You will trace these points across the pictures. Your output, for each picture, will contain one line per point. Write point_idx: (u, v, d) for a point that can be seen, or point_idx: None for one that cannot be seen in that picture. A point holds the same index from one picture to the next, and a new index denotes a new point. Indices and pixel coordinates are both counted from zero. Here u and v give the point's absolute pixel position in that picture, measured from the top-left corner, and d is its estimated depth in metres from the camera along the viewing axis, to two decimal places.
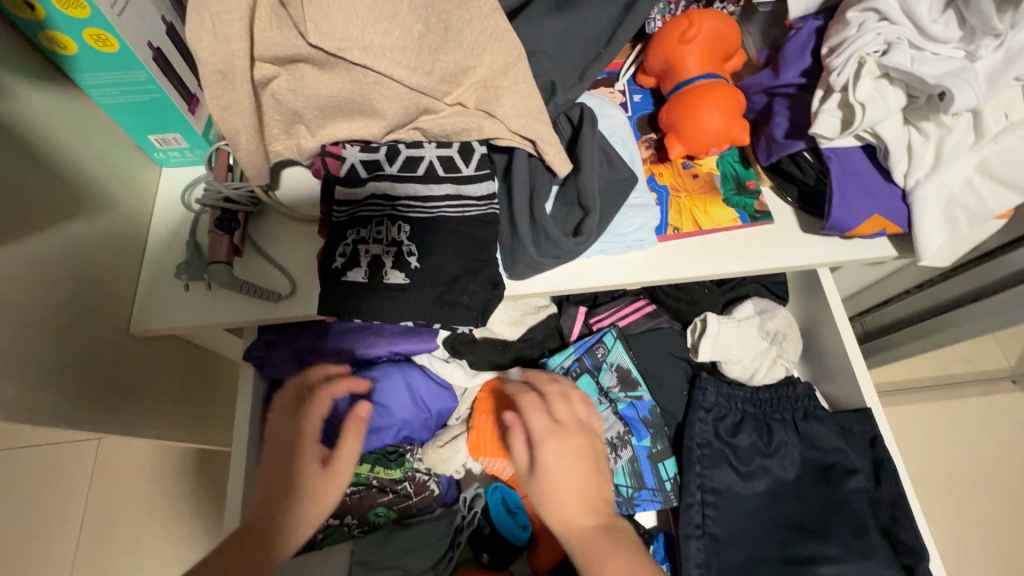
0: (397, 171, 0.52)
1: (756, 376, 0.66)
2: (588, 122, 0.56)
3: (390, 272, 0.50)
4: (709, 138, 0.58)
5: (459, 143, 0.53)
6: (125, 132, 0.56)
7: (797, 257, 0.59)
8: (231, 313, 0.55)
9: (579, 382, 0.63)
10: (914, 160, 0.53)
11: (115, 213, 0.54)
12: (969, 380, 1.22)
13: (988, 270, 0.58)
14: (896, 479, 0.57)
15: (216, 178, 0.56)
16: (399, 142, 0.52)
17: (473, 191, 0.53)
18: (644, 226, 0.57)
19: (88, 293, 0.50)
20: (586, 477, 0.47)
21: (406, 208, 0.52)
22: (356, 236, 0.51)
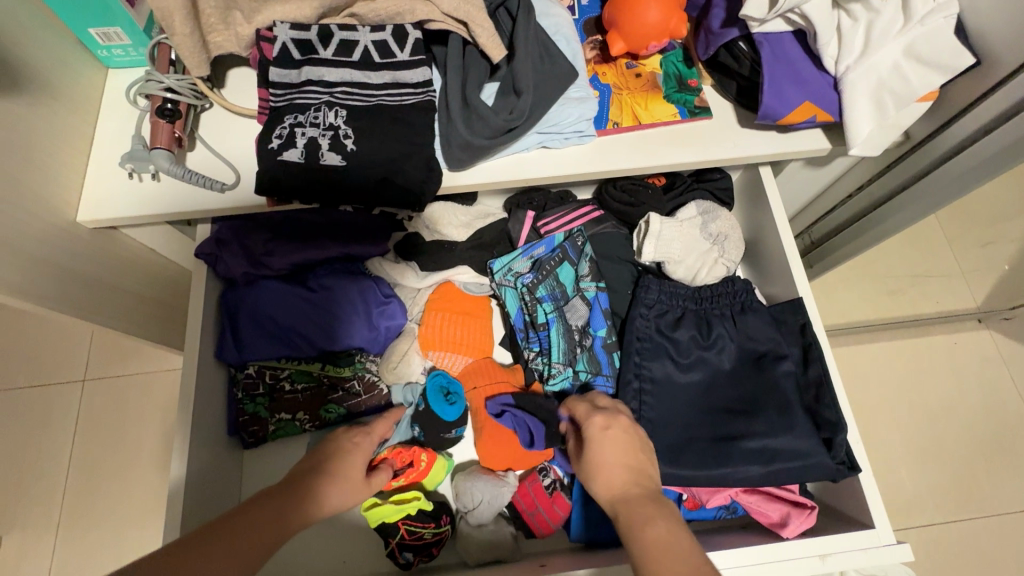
0: (332, 56, 0.53)
1: (699, 276, 0.68)
2: (525, 13, 0.56)
3: (327, 154, 0.51)
4: (648, 32, 0.59)
5: (393, 27, 0.53)
6: (65, 26, 0.56)
7: (733, 150, 0.60)
8: (181, 203, 0.57)
9: (560, 268, 0.64)
10: (844, 44, 0.53)
11: (55, 101, 0.55)
12: (936, 319, 1.23)
13: (916, 162, 0.60)
14: (822, 361, 0.60)
15: (158, 70, 0.57)
16: (333, 26, 0.53)
17: (408, 77, 0.53)
18: (582, 118, 0.58)
19: (32, 174, 0.51)
20: (630, 451, 0.50)
21: (342, 93, 0.53)
22: (294, 120, 0.52)
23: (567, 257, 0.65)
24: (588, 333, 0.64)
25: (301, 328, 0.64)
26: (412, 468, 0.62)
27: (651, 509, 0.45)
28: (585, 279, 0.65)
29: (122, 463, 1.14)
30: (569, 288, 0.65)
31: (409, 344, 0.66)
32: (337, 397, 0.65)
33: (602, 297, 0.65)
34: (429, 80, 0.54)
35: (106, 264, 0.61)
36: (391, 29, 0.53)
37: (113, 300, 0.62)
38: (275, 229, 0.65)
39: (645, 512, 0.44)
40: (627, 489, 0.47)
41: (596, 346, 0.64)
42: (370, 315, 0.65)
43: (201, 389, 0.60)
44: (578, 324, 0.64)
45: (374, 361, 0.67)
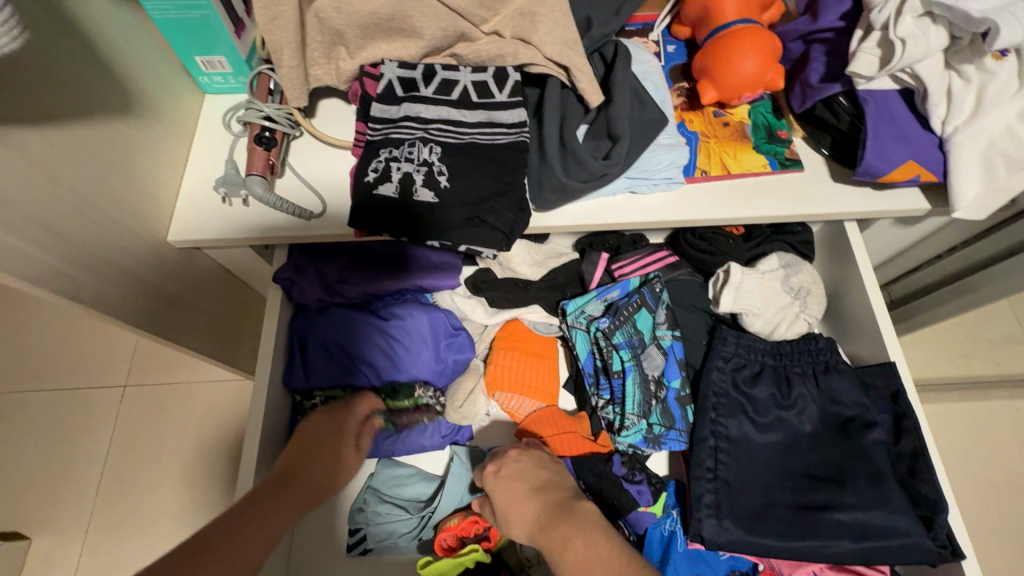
0: (432, 94, 0.53)
1: (777, 331, 0.65)
2: (622, 59, 0.56)
3: (420, 189, 0.51)
4: (742, 82, 0.58)
5: (494, 69, 0.53)
6: (173, 53, 0.58)
7: (824, 205, 0.58)
8: (266, 229, 0.58)
9: (638, 314, 0.62)
10: (953, 106, 0.52)
11: (159, 124, 0.56)
12: None
13: (1021, 228, 0.58)
14: (917, 432, 0.56)
15: (257, 99, 0.58)
16: (436, 66, 0.54)
17: (505, 117, 0.53)
18: (672, 165, 0.57)
19: (135, 195, 0.52)
20: (527, 478, 0.51)
21: (438, 129, 0.53)
22: (389, 154, 0.52)
23: (646, 303, 0.63)
24: (662, 384, 0.62)
25: (367, 357, 0.63)
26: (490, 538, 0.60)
27: (568, 527, 0.45)
28: (661, 327, 0.64)
29: (156, 476, 1.13)
30: (646, 336, 0.63)
31: (475, 382, 0.64)
32: (395, 438, 0.64)
33: (676, 347, 0.63)
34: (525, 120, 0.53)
35: (186, 284, 0.61)
36: (491, 69, 0.53)
37: (187, 317, 0.63)
38: (352, 259, 0.65)
39: (562, 534, 0.45)
40: (537, 518, 0.48)
41: (670, 397, 0.62)
42: (438, 347, 0.64)
43: (268, 416, 0.60)
44: (654, 374, 0.62)
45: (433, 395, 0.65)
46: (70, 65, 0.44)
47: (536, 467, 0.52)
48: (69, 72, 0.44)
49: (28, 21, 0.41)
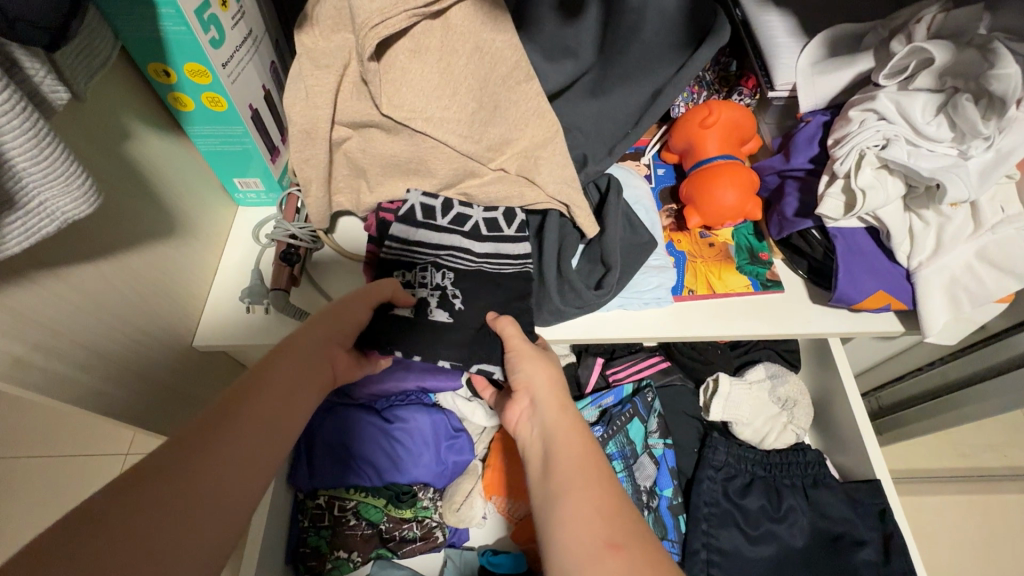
0: (447, 224, 0.60)
1: (767, 441, 0.67)
2: (614, 191, 0.62)
3: (435, 310, 0.56)
4: (724, 211, 0.64)
5: (504, 208, 0.60)
6: (214, 175, 0.65)
7: (805, 326, 0.62)
8: (283, 335, 0.62)
9: (630, 425, 0.65)
10: (916, 244, 0.57)
11: (196, 239, 0.62)
12: None
13: (992, 353, 0.61)
14: (905, 554, 0.58)
15: (285, 218, 0.64)
16: (453, 199, 0.61)
17: (512, 249, 0.59)
18: (661, 285, 0.62)
19: (168, 306, 0.57)
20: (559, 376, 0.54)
21: (448, 257, 0.58)
22: (403, 278, 0.58)
23: (638, 412, 0.66)
24: (655, 493, 0.64)
25: (372, 458, 0.66)
26: None
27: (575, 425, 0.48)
28: (653, 436, 0.66)
29: None
30: (638, 446, 0.65)
31: (473, 484, 0.66)
32: (393, 543, 0.66)
33: (669, 455, 0.66)
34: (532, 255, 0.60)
35: (202, 382, 0.65)
36: (501, 208, 0.60)
37: (198, 411, 0.66)
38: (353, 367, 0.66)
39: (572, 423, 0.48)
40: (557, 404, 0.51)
41: (663, 507, 0.64)
42: (440, 450, 0.67)
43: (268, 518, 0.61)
44: (646, 483, 0.64)
45: (433, 498, 0.68)
46: (128, 205, 0.50)
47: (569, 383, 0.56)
48: (127, 210, 0.50)
49: (100, 173, 0.47)
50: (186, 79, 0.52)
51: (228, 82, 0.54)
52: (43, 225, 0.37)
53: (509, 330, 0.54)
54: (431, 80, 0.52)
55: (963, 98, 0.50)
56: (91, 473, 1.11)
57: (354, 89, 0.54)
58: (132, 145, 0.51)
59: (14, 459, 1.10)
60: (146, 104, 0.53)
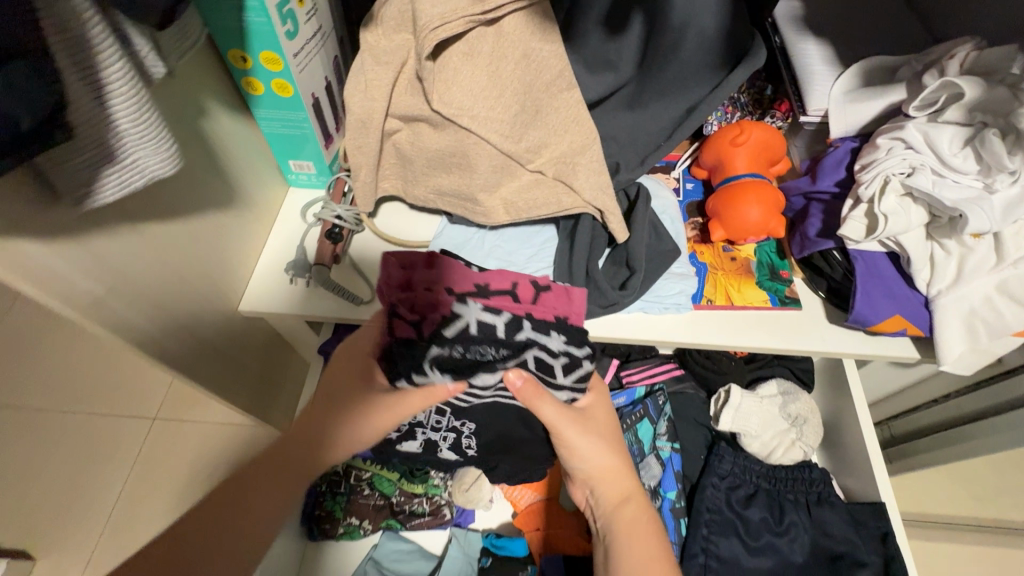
0: (488, 352, 0.47)
1: (773, 455, 0.68)
2: (642, 200, 0.66)
3: (445, 452, 0.62)
4: (748, 227, 0.66)
5: (557, 334, 0.48)
6: (272, 156, 0.70)
7: (820, 344, 0.64)
8: (320, 308, 0.66)
9: (639, 424, 0.68)
10: (936, 272, 0.58)
11: (250, 213, 0.67)
12: None
13: (1009, 388, 0.62)
14: None
15: (333, 200, 0.70)
16: (497, 316, 0.46)
17: (555, 393, 0.53)
18: (682, 292, 0.65)
19: (219, 274, 0.62)
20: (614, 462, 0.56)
21: (471, 405, 0.56)
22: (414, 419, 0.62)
23: (648, 413, 0.69)
24: (658, 493, 0.66)
25: None
26: None
27: (632, 517, 0.54)
28: (661, 438, 0.68)
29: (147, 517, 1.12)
30: (644, 445, 0.68)
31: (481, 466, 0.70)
32: (402, 516, 0.69)
33: (675, 459, 0.68)
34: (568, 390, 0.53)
35: (241, 347, 0.70)
36: (524, 339, 0.47)
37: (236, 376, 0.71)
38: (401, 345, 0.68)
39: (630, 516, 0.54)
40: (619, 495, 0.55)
41: (665, 508, 0.65)
42: None
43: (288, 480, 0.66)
44: (650, 482, 0.67)
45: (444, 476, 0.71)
46: (197, 177, 0.55)
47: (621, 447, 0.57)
48: (196, 181, 0.55)
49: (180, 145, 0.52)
50: (260, 66, 0.58)
51: (296, 71, 0.59)
52: (133, 180, 0.41)
53: (548, 416, 0.51)
54: (480, 81, 0.57)
55: (990, 133, 0.52)
56: (126, 433, 1.16)
57: (409, 84, 0.59)
58: (205, 121, 0.57)
59: (55, 413, 1.17)
60: (220, 83, 0.59)
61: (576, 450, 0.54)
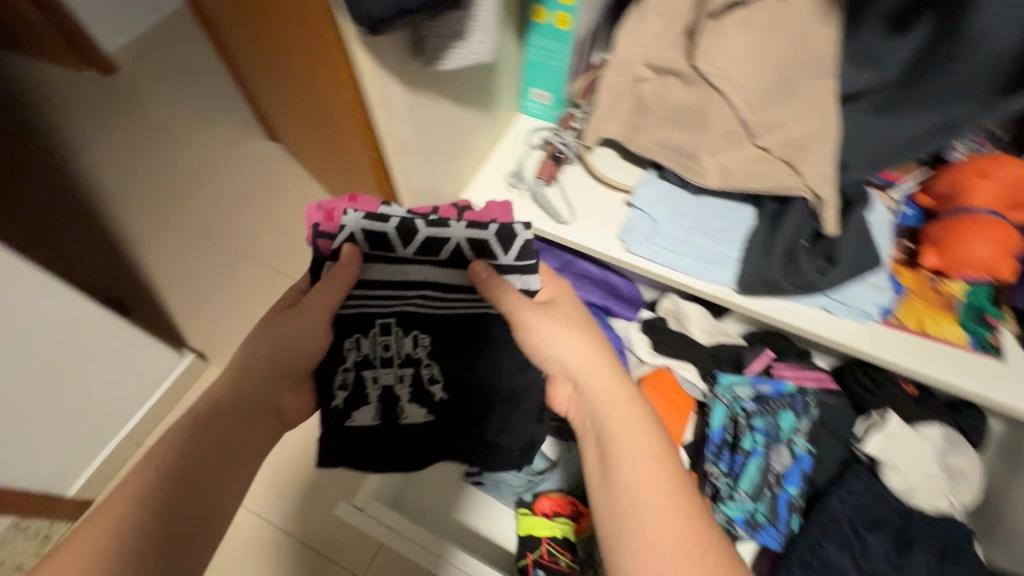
0: (405, 246, 0.57)
1: (914, 496, 0.66)
2: (861, 203, 0.66)
3: (408, 405, 0.61)
4: (970, 262, 0.63)
5: (472, 234, 0.57)
6: (520, 81, 0.81)
7: (1016, 401, 0.60)
8: (525, 217, 0.76)
9: (781, 413, 0.69)
10: None
11: (490, 123, 0.78)
12: None
13: None
14: None
15: (562, 130, 0.79)
16: (417, 219, 0.56)
17: (511, 279, 0.59)
18: (874, 302, 0.65)
19: (457, 163, 0.74)
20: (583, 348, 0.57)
21: (417, 314, 0.60)
22: (353, 366, 0.59)
23: (793, 407, 0.69)
24: (780, 483, 0.67)
25: None
26: (578, 525, 0.71)
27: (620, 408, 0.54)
28: (799, 435, 0.69)
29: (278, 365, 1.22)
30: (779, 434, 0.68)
31: None
32: None
33: (807, 459, 0.68)
34: (500, 267, 0.59)
35: None
36: (423, 234, 0.56)
37: None
38: (597, 259, 0.81)
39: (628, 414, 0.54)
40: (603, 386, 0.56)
41: (782, 498, 0.67)
42: None
43: None
44: (776, 470, 0.67)
45: None
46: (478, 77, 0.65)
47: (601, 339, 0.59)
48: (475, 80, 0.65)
49: None
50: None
51: (580, 8, 0.68)
52: (467, 59, 0.51)
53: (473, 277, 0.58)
54: (747, 47, 0.60)
55: None
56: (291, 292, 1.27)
57: (677, 40, 0.65)
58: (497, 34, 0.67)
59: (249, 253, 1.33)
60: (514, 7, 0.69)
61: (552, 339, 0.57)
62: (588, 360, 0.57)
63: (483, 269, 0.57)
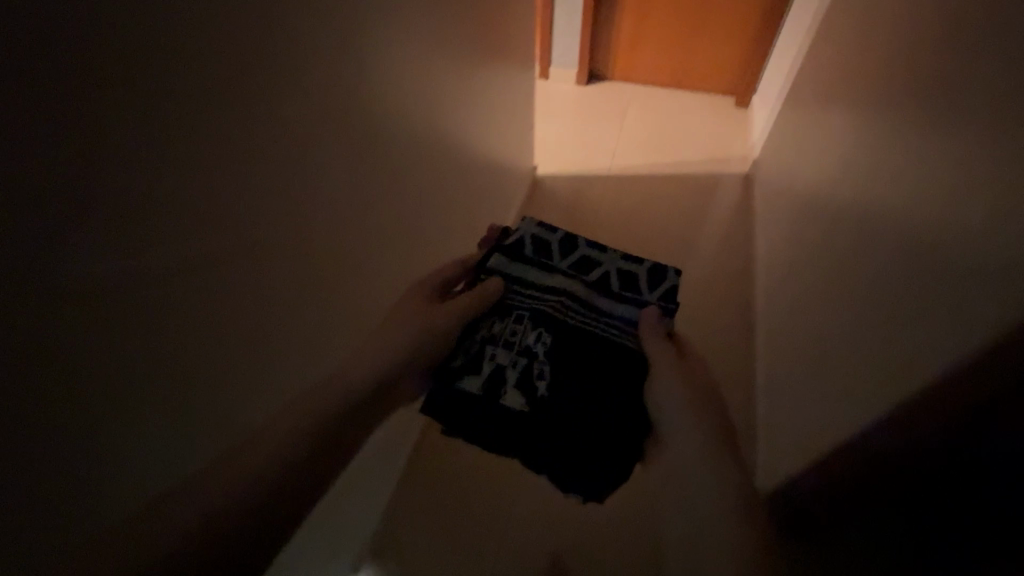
0: (553, 258, 1.26)
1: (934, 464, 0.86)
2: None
3: (508, 390, 1.13)
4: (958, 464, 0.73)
5: (641, 271, 1.19)
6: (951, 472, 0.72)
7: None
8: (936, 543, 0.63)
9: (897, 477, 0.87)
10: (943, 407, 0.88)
11: None
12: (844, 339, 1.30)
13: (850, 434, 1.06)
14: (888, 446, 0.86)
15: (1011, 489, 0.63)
16: (579, 243, 1.25)
17: (638, 295, 1.17)
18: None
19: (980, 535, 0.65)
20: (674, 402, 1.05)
21: (530, 288, 1.25)
22: (490, 331, 1.20)
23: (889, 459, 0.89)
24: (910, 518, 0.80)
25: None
26: None
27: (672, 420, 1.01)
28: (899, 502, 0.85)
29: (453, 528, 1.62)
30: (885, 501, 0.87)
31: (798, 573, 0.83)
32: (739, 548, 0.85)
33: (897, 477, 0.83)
34: (639, 314, 1.17)
35: None
36: (607, 268, 1.23)
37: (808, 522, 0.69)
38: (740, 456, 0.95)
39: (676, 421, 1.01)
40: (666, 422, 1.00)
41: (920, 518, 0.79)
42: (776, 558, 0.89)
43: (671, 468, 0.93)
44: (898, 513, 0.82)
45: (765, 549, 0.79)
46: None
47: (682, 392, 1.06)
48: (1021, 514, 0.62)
49: None
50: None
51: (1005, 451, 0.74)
52: None
53: (641, 336, 1.14)
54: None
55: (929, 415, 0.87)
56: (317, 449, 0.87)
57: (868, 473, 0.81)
58: None
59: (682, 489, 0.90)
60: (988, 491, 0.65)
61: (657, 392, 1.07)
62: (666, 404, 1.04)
63: (635, 314, 1.16)
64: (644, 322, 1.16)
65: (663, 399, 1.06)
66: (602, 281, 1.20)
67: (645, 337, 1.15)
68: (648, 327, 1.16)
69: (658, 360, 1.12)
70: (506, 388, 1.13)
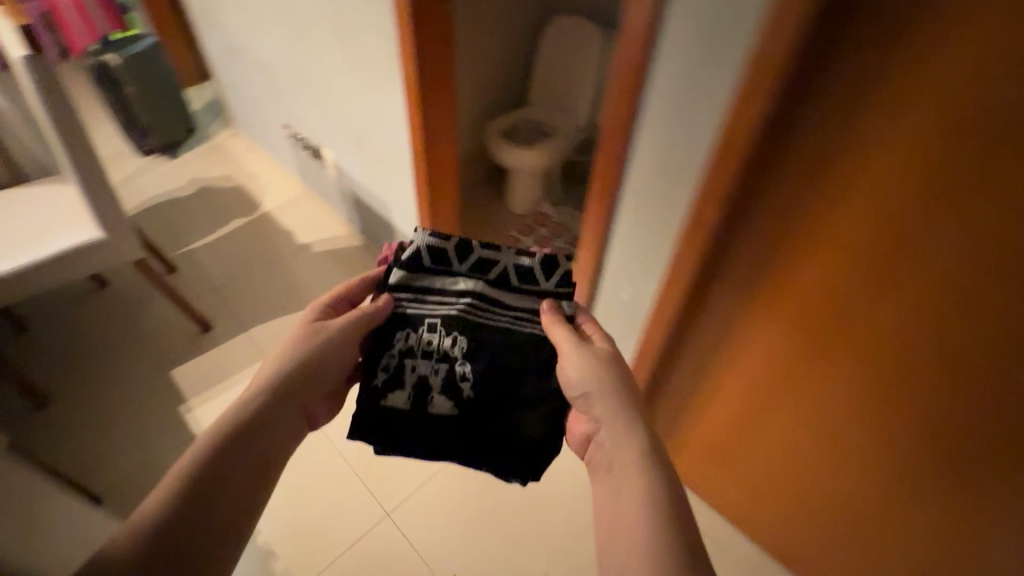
0: (457, 264, 1.27)
1: None
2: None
3: (436, 399, 1.18)
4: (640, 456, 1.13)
5: (544, 261, 1.27)
6: None
7: None
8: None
9: None
10: None
11: None
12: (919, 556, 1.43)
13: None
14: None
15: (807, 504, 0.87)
16: (478, 246, 1.27)
17: (545, 286, 1.27)
18: None
19: None
20: (590, 376, 1.13)
21: (438, 300, 1.25)
22: (404, 348, 1.20)
23: None
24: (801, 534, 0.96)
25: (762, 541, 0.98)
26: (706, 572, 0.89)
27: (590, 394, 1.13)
28: None
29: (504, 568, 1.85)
30: None
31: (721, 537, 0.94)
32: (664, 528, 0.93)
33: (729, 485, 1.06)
34: (550, 306, 1.25)
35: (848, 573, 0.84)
36: (510, 264, 1.27)
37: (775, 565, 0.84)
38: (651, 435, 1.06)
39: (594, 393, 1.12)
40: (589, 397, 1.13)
41: None
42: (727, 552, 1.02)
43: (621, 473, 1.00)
44: None
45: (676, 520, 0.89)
46: None
47: (594, 367, 1.14)
48: None
49: None
50: None
51: None
52: None
53: (553, 324, 1.22)
54: None
55: None
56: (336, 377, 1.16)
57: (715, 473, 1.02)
58: None
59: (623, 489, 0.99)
60: None
61: (575, 372, 1.15)
62: (584, 381, 1.13)
63: (547, 307, 1.24)
64: (552, 312, 1.24)
65: (581, 377, 1.14)
66: (512, 283, 1.27)
67: (556, 323, 1.22)
68: (557, 315, 1.23)
69: (569, 340, 1.18)
70: (433, 397, 1.18)
